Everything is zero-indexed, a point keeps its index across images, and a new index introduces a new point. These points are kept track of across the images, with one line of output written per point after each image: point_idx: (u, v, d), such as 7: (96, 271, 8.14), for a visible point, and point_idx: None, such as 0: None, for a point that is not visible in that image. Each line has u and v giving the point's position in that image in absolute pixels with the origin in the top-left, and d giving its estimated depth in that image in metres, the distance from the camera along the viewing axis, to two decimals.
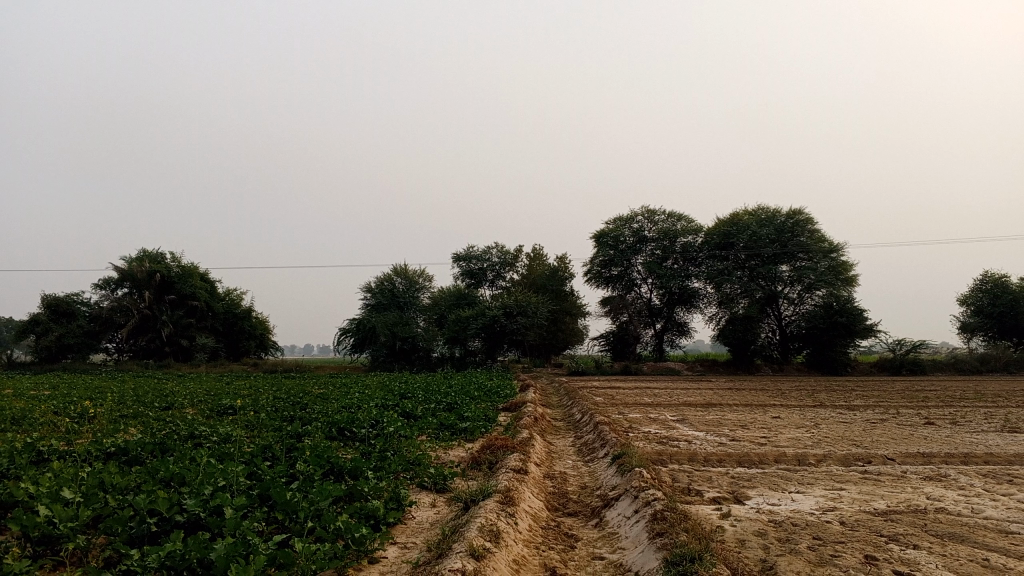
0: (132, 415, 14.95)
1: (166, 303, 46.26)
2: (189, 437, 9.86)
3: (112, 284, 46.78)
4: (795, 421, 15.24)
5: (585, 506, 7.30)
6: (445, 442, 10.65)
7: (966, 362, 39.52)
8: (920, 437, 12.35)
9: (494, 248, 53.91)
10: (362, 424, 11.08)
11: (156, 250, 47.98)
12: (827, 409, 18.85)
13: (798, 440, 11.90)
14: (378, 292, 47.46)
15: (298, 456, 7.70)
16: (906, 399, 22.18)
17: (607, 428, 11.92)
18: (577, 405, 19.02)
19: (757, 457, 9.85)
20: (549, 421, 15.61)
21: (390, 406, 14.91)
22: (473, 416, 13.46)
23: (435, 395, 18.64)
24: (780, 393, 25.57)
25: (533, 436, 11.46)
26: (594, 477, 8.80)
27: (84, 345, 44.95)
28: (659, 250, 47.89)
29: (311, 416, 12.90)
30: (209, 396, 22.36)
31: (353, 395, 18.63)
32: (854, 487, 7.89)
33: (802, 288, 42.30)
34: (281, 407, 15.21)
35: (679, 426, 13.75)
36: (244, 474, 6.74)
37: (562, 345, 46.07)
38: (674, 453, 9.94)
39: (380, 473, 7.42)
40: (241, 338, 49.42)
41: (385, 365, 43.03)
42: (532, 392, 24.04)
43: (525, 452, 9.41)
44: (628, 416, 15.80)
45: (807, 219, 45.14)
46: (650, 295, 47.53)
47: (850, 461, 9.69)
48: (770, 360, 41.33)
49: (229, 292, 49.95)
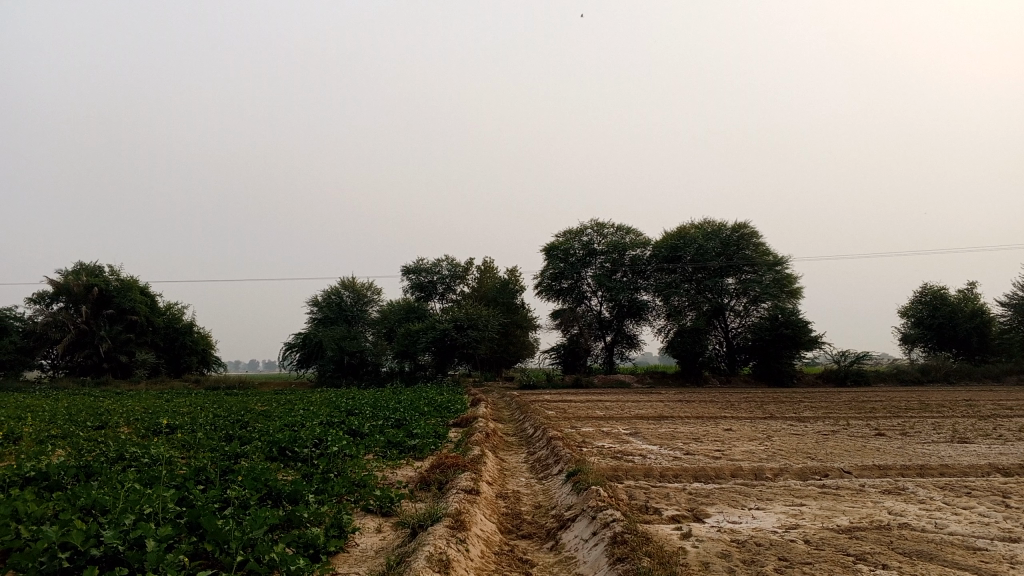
0: (61, 435, 14.18)
1: (104, 318, 44.75)
2: (117, 459, 9.25)
3: (47, 298, 45.08)
4: (747, 433, 15.15)
5: (540, 528, 6.96)
6: (392, 461, 10.21)
7: (907, 373, 40.27)
8: (872, 448, 12.32)
9: (443, 261, 53.45)
10: (305, 443, 10.59)
11: (94, 264, 46.42)
12: (778, 420, 18.86)
13: (753, 453, 11.73)
14: (326, 305, 46.63)
15: (233, 479, 7.22)
16: (854, 410, 22.31)
17: (560, 443, 11.62)
18: (528, 418, 18.69)
19: (713, 472, 9.62)
20: (500, 436, 15.23)
21: (336, 423, 14.39)
22: (422, 433, 13.03)
23: (383, 411, 18.11)
24: (730, 404, 25.58)
25: (484, 453, 11.10)
26: (548, 495, 8.49)
27: (16, 362, 43.21)
28: (609, 262, 47.97)
29: (252, 434, 12.35)
30: (147, 413, 21.50)
31: (297, 412, 18.03)
32: (813, 501, 7.71)
33: (748, 301, 42.77)
34: (220, 426, 14.59)
35: (633, 440, 13.52)
36: (174, 501, 6.24)
37: (513, 358, 45.67)
38: (629, 469, 9.67)
39: (322, 497, 7.00)
40: (183, 354, 48.02)
41: (332, 380, 42.21)
42: (483, 406, 23.63)
43: (476, 471, 9.03)
44: (581, 430, 15.52)
45: (752, 233, 45.69)
46: (600, 308, 47.53)
47: (807, 474, 9.52)
48: (718, 372, 41.56)
49: (170, 306, 48.54)
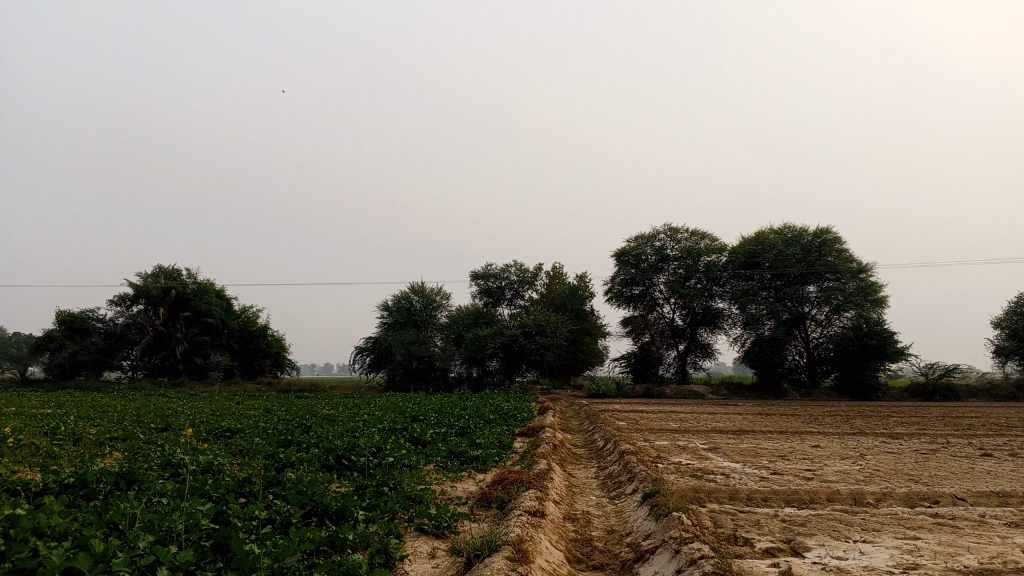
0: (123, 437, 13.98)
1: (181, 320, 45.53)
2: (166, 466, 8.79)
3: (127, 300, 46.17)
4: (837, 450, 13.99)
5: (614, 558, 6.16)
6: (453, 474, 9.53)
7: (1001, 388, 37.84)
8: (982, 471, 11.09)
9: (512, 267, 52.89)
10: (363, 452, 9.98)
11: (172, 267, 47.31)
12: (869, 437, 17.51)
13: (849, 474, 10.63)
14: (395, 310, 46.63)
15: (278, 493, 6.66)
16: (951, 428, 20.70)
17: (634, 458, 10.78)
18: (598, 430, 17.82)
19: (807, 496, 8.62)
20: (569, 448, 14.40)
21: (397, 430, 13.82)
22: (487, 443, 12.32)
23: (447, 418, 17.53)
24: (814, 419, 24.17)
25: (551, 466, 10.33)
26: (622, 518, 7.68)
27: (98, 362, 44.30)
28: (682, 269, 46.58)
29: (309, 441, 11.83)
30: (213, 415, 21.36)
31: (361, 417, 17.59)
32: (930, 535, 6.70)
33: (829, 310, 40.86)
34: (281, 430, 14.16)
35: (713, 456, 12.57)
36: (210, 518, 5.69)
37: (582, 366, 44.69)
38: (712, 490, 8.79)
39: (371, 514, 6.37)
40: (255, 357, 48.56)
41: (400, 385, 41.94)
42: (551, 415, 22.87)
43: (542, 488, 8.24)
44: (654, 443, 14.58)
45: (835, 239, 43.73)
46: (672, 316, 46.18)
47: (914, 501, 8.44)
48: (797, 384, 39.88)
49: (245, 309, 49.19)
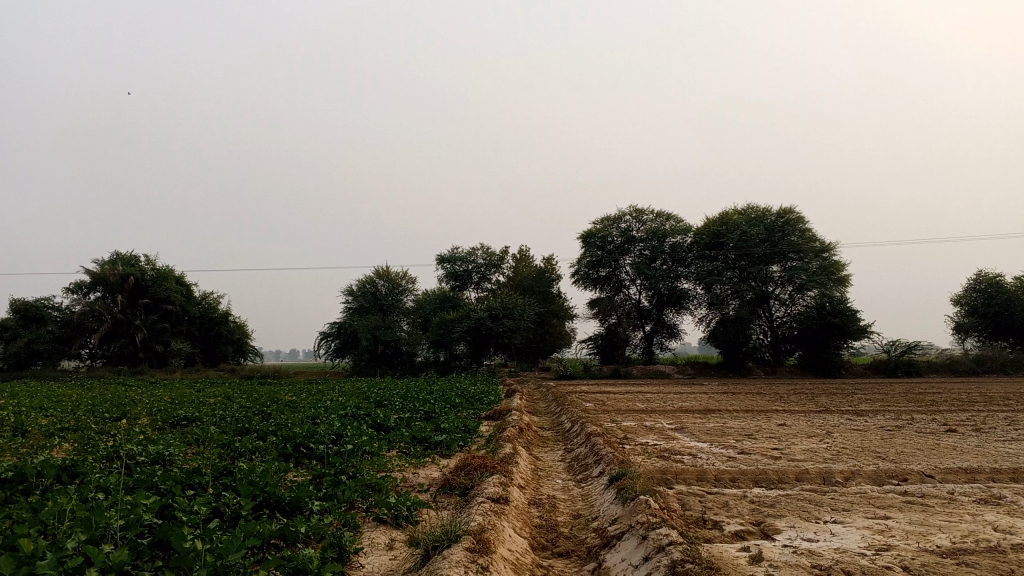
0: (74, 428, 13.50)
1: (140, 307, 44.56)
2: (113, 458, 8.41)
3: (84, 287, 45.06)
4: (803, 428, 13.95)
5: (581, 545, 5.96)
6: (416, 460, 9.28)
7: (961, 364, 38.44)
8: (948, 447, 11.09)
9: (478, 250, 52.52)
10: (323, 439, 9.66)
11: (130, 253, 46.22)
12: (834, 414, 17.56)
13: (816, 452, 10.56)
14: (360, 295, 46.10)
15: (229, 484, 6.36)
16: (914, 403, 20.87)
17: (600, 440, 10.59)
18: (565, 412, 17.69)
19: (775, 475, 8.50)
20: (536, 431, 14.20)
21: (360, 416, 13.50)
22: (451, 427, 12.07)
23: (412, 403, 17.26)
24: (780, 397, 24.27)
25: (517, 450, 10.11)
26: (589, 502, 7.49)
27: (55, 351, 43.20)
28: (648, 250, 46.55)
29: (268, 428, 11.48)
30: (173, 404, 20.85)
31: (324, 403, 17.26)
32: (900, 514, 6.58)
33: (793, 289, 41.15)
34: (241, 418, 13.77)
35: (680, 436, 12.44)
36: (153, 513, 5.38)
37: (549, 348, 44.60)
38: (680, 471, 8.62)
39: (327, 504, 6.10)
40: (218, 343, 47.79)
41: (366, 370, 41.56)
42: (518, 397, 22.68)
43: (506, 473, 8.00)
44: (622, 424, 14.41)
45: (798, 218, 43.98)
46: (638, 297, 46.23)
47: (883, 479, 8.36)
48: (762, 363, 40.23)
49: (207, 295, 48.32)
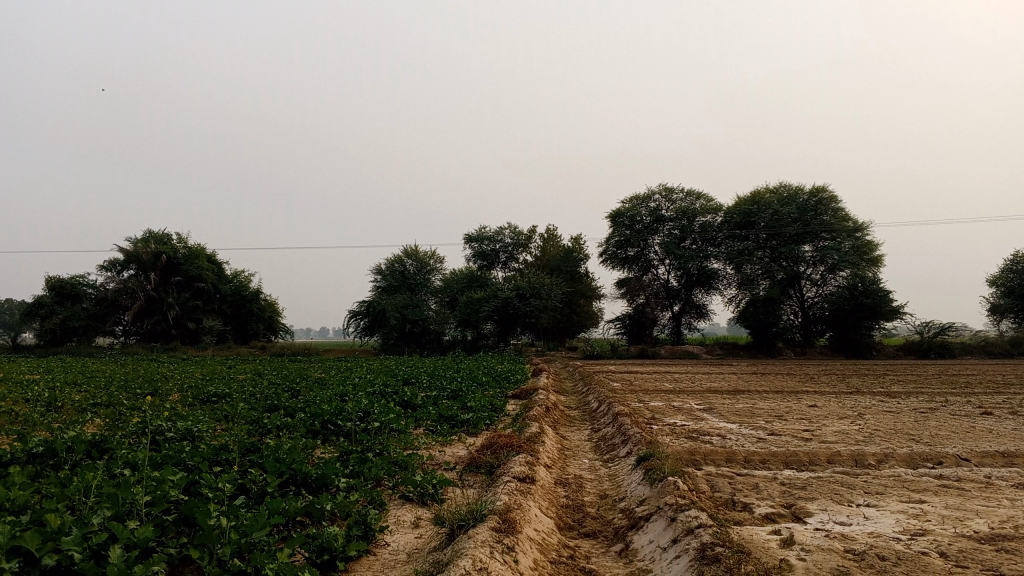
0: (106, 403, 13.67)
1: (172, 285, 45.08)
2: (142, 433, 8.46)
3: (118, 265, 45.65)
4: (835, 410, 13.74)
5: (607, 525, 5.91)
6: (443, 438, 9.25)
7: (997, 345, 37.76)
8: (984, 430, 10.85)
9: (506, 229, 52.38)
10: (349, 416, 9.65)
11: (162, 231, 46.69)
12: (865, 396, 17.31)
13: (848, 434, 10.36)
14: (389, 274, 46.24)
15: (256, 460, 6.37)
16: (948, 385, 20.51)
17: (628, 420, 10.50)
18: (592, 391, 17.61)
19: (806, 457, 8.36)
20: (562, 410, 14.13)
21: (387, 394, 13.51)
22: (478, 405, 12.05)
23: (440, 381, 17.26)
24: (810, 378, 23.98)
25: (543, 430, 10.05)
26: (616, 483, 7.42)
27: (89, 328, 43.88)
28: (678, 229, 46.12)
29: (296, 405, 11.52)
30: (203, 381, 21.03)
31: (351, 380, 17.32)
32: (936, 498, 6.43)
33: (825, 269, 40.58)
34: (270, 395, 13.86)
35: (709, 417, 12.30)
36: (180, 490, 5.40)
37: (577, 328, 44.48)
38: (708, 452, 8.51)
39: (353, 482, 6.10)
40: (249, 321, 48.26)
41: (394, 348, 41.76)
42: (545, 377, 22.65)
43: (533, 453, 7.94)
44: (649, 404, 14.31)
45: (831, 197, 43.27)
46: (667, 277, 45.87)
47: (917, 462, 8.18)
48: (792, 344, 39.80)
49: (237, 274, 48.75)
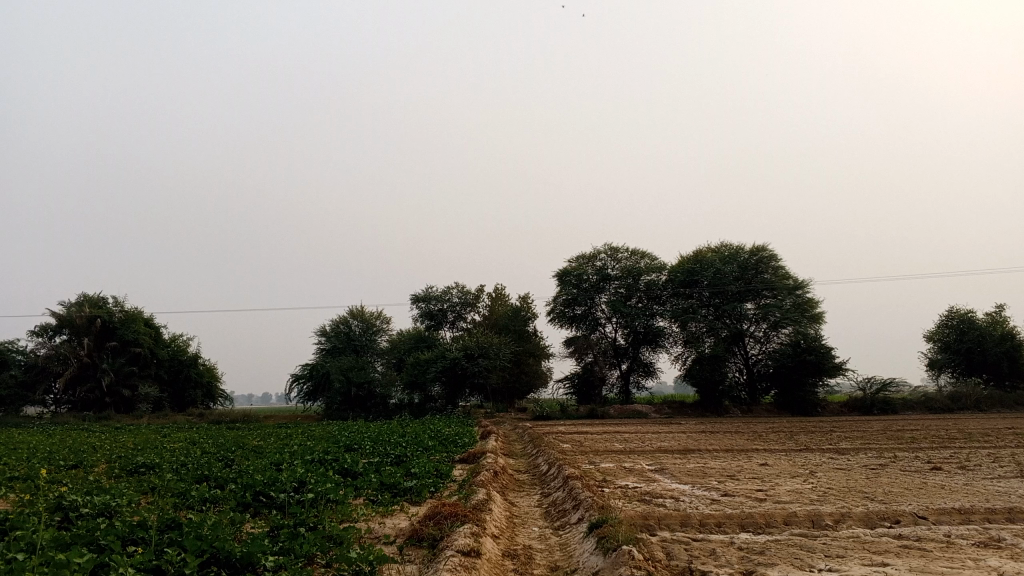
0: (24, 476, 12.81)
1: (107, 350, 43.49)
2: (55, 509, 7.81)
3: (49, 330, 43.96)
4: (787, 468, 13.56)
5: None
6: (384, 508, 8.78)
7: (936, 400, 38.39)
8: (936, 486, 10.74)
9: (453, 289, 52.09)
10: (284, 486, 9.12)
11: (97, 294, 45.22)
12: (815, 453, 17.24)
13: (802, 494, 10.14)
14: (334, 335, 45.46)
15: (176, 538, 5.85)
16: (894, 440, 20.59)
17: (579, 483, 10.14)
18: (542, 453, 17.22)
19: (763, 520, 8.07)
20: (511, 474, 13.68)
21: (327, 461, 12.94)
22: (423, 471, 11.56)
23: (384, 446, 16.70)
24: (759, 435, 23.90)
25: (491, 496, 9.62)
26: (567, 553, 7.02)
27: (17, 397, 41.93)
28: (623, 288, 46.41)
29: (229, 475, 10.88)
30: (135, 450, 20.01)
31: (291, 448, 16.62)
32: (899, 560, 6.19)
33: (767, 326, 41.15)
34: (203, 464, 13.15)
35: (661, 478, 11.99)
36: (85, 574, 4.85)
37: (526, 388, 44.05)
38: (662, 516, 8.18)
39: (283, 561, 5.60)
40: (187, 387, 46.73)
41: (339, 413, 40.75)
42: (493, 439, 22.15)
43: (479, 522, 7.51)
44: (600, 466, 13.97)
45: (771, 256, 44.10)
46: (614, 335, 45.95)
47: (875, 522, 7.96)
48: (738, 401, 39.94)
49: (176, 337, 47.37)
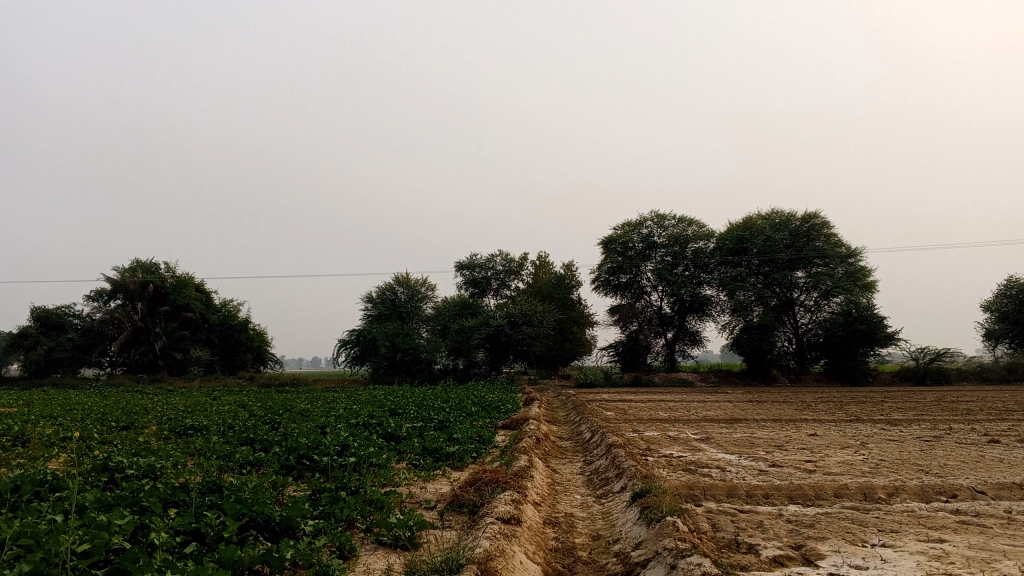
0: (77, 436, 13.10)
1: (159, 314, 44.38)
2: (103, 470, 7.91)
3: (104, 295, 45.01)
4: (837, 439, 13.23)
5: (599, 570, 5.40)
6: (426, 472, 8.74)
7: (992, 371, 37.34)
8: (994, 460, 10.36)
9: (498, 256, 52.02)
10: (327, 450, 9.12)
11: (149, 260, 46.11)
12: (866, 424, 16.84)
13: (853, 465, 9.86)
14: (380, 302, 45.78)
15: (217, 501, 5.85)
16: (949, 412, 20.03)
17: (622, 451, 9.99)
18: (585, 421, 17.11)
19: (812, 491, 7.84)
20: (554, 441, 13.58)
21: (371, 425, 12.98)
22: (465, 437, 11.52)
23: (427, 411, 16.74)
24: (808, 406, 23.46)
25: (534, 463, 9.52)
26: (610, 522, 6.89)
27: (75, 359, 43.13)
28: (670, 256, 45.84)
29: (274, 438, 10.94)
30: (186, 412, 20.38)
31: (336, 412, 16.76)
32: (957, 536, 5.93)
33: (818, 295, 40.25)
34: (249, 427, 13.30)
35: (706, 447, 11.78)
36: (126, 535, 4.86)
37: (570, 355, 43.93)
38: (708, 486, 7.99)
39: (322, 526, 5.57)
40: (237, 351, 47.58)
41: (385, 378, 41.15)
42: (536, 406, 22.10)
43: (521, 489, 7.41)
44: (644, 434, 13.80)
45: (823, 223, 43.06)
46: (660, 303, 45.49)
47: (930, 496, 7.67)
48: (787, 371, 39.34)
49: (226, 303, 48.18)
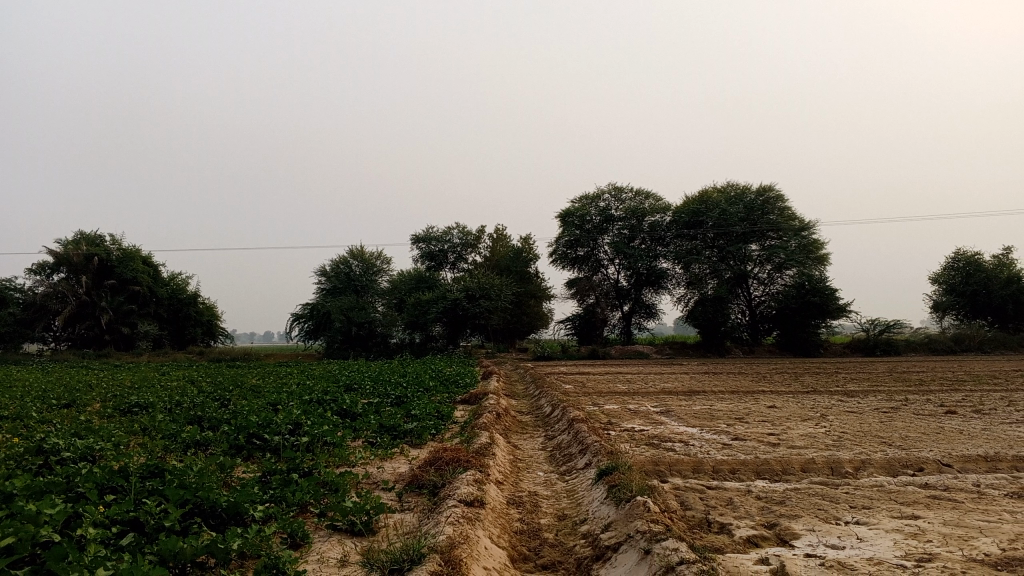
0: (12, 415, 12.45)
1: (105, 288, 43.04)
2: (36, 453, 7.40)
3: (47, 268, 43.47)
4: (797, 411, 13.20)
5: (566, 553, 5.15)
6: (383, 451, 8.39)
7: (939, 342, 38.13)
8: (954, 431, 10.37)
9: (454, 229, 51.47)
10: (279, 429, 8.70)
11: (93, 232, 44.60)
12: (823, 395, 16.90)
13: (817, 438, 9.76)
14: (334, 276, 45.01)
15: (158, 486, 5.45)
16: (901, 383, 20.30)
17: (584, 426, 9.76)
18: (544, 395, 16.88)
19: (780, 466, 7.69)
20: (514, 416, 13.33)
21: (325, 401, 12.56)
22: (423, 413, 11.19)
23: (384, 387, 16.36)
24: (764, 377, 23.59)
25: (494, 440, 9.22)
26: (575, 501, 6.66)
27: (17, 334, 41.71)
28: (627, 229, 45.74)
29: (222, 416, 10.47)
30: (132, 389, 19.65)
31: (289, 388, 16.28)
32: (930, 512, 5.79)
33: (771, 268, 40.44)
34: (197, 404, 12.78)
35: (669, 421, 11.62)
36: (57, 527, 4.46)
37: (526, 329, 43.81)
38: (673, 462, 7.79)
39: (272, 512, 5.21)
40: (187, 326, 46.44)
41: (340, 352, 40.54)
42: (494, 380, 21.88)
43: (482, 468, 7.11)
44: (605, 408, 13.64)
45: (778, 197, 43.37)
46: (617, 277, 45.49)
47: (897, 469, 7.57)
48: (740, 342, 39.83)
49: (175, 276, 46.93)
